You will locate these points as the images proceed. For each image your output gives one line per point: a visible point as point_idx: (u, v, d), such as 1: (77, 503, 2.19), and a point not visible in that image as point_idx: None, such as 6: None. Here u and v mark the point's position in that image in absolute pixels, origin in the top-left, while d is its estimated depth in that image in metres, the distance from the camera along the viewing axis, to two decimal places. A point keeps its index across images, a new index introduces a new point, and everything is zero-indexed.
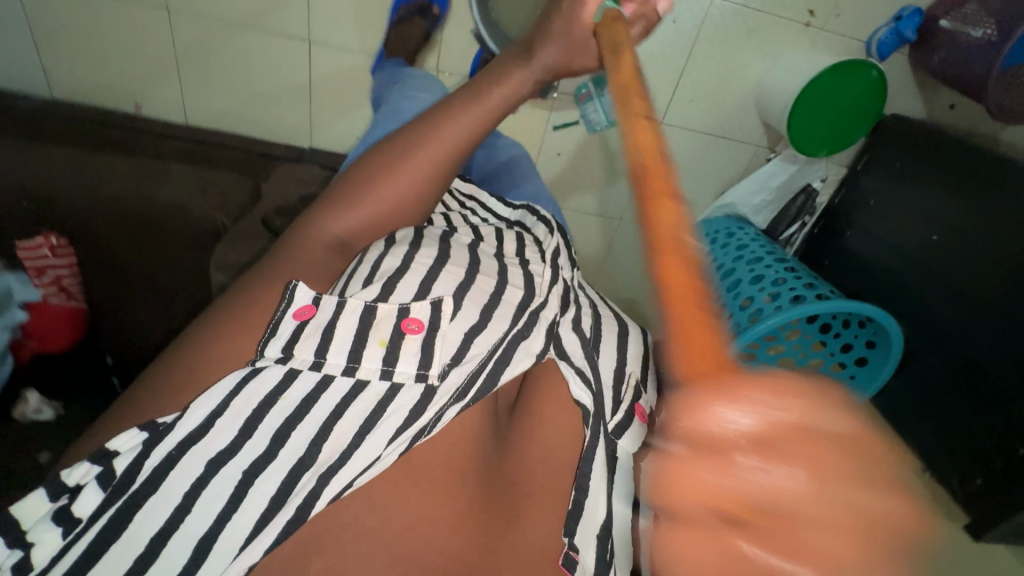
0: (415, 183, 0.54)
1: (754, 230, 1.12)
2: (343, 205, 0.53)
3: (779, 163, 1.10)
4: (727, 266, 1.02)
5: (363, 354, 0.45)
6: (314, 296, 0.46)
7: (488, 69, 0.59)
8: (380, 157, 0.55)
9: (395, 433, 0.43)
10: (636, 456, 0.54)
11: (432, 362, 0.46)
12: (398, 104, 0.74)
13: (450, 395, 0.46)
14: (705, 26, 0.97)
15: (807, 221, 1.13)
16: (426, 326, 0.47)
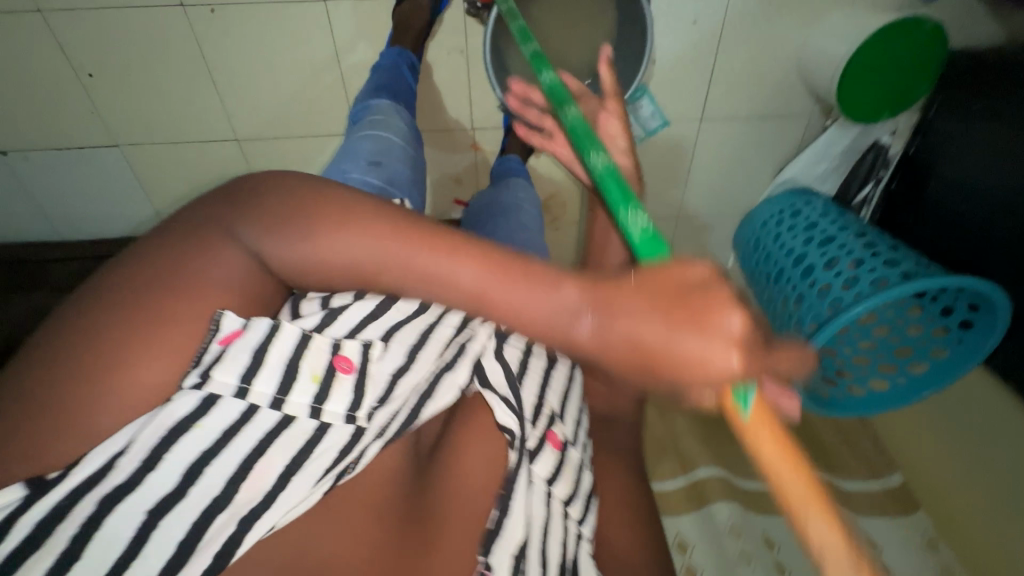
0: (330, 254, 0.43)
1: (822, 202, 1.06)
2: (259, 219, 0.44)
3: (837, 130, 1.04)
4: (798, 253, 1.01)
5: (294, 388, 0.44)
6: (245, 322, 0.43)
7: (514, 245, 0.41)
8: (315, 205, 0.44)
9: (321, 473, 0.44)
10: (548, 480, 0.56)
11: (361, 404, 0.46)
12: (359, 143, 0.73)
13: (380, 436, 0.47)
14: (729, 17, 0.93)
15: (882, 177, 1.05)
16: (357, 366, 0.47)
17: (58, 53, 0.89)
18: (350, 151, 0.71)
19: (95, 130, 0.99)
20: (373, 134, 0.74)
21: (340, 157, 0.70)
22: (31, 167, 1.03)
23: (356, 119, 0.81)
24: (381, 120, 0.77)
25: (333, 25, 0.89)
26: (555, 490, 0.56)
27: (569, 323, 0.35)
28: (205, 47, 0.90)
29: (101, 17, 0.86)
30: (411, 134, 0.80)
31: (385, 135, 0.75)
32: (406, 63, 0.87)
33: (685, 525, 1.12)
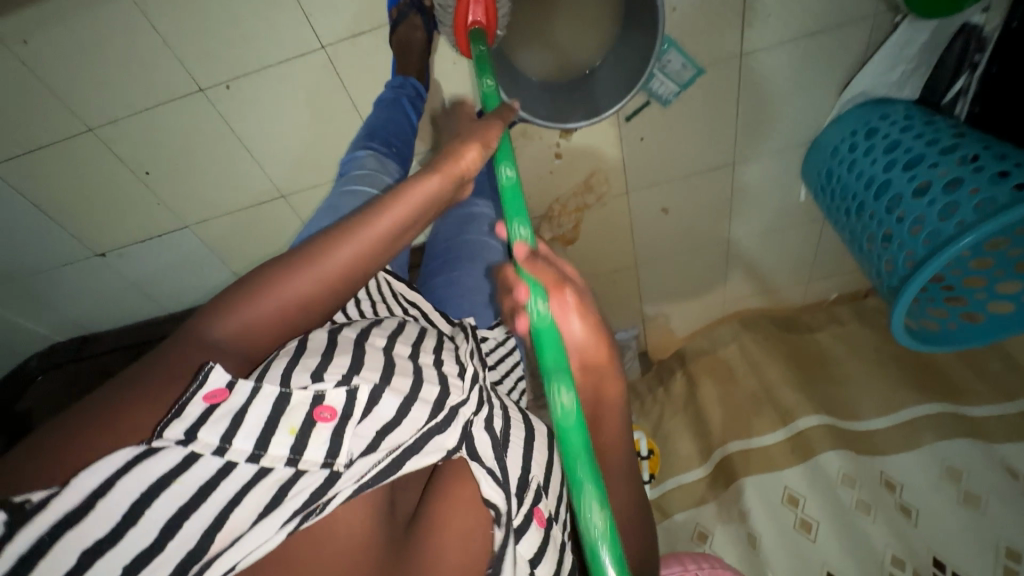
0: (341, 269, 0.46)
1: (901, 110, 0.93)
2: (246, 311, 0.43)
3: (910, 27, 0.89)
4: (880, 180, 0.90)
5: (271, 441, 0.41)
6: (230, 378, 0.40)
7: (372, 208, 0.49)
8: (312, 245, 0.46)
9: (288, 515, 0.38)
10: (531, 561, 0.50)
11: (340, 450, 0.42)
12: (334, 201, 0.65)
13: (357, 485, 0.42)
14: None
15: (980, 62, 0.87)
16: (339, 414, 0.43)
17: (116, 161, 0.98)
18: (331, 206, 0.63)
19: (165, 218, 1.08)
20: (361, 179, 0.67)
21: (319, 212, 0.63)
22: (127, 261, 1.15)
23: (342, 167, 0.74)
24: (375, 161, 0.71)
25: (339, 70, 0.90)
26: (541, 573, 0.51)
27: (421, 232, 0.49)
28: (232, 121, 0.94)
29: (140, 120, 0.93)
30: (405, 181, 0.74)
31: (376, 178, 0.68)
32: (407, 97, 0.81)
33: (792, 478, 1.10)
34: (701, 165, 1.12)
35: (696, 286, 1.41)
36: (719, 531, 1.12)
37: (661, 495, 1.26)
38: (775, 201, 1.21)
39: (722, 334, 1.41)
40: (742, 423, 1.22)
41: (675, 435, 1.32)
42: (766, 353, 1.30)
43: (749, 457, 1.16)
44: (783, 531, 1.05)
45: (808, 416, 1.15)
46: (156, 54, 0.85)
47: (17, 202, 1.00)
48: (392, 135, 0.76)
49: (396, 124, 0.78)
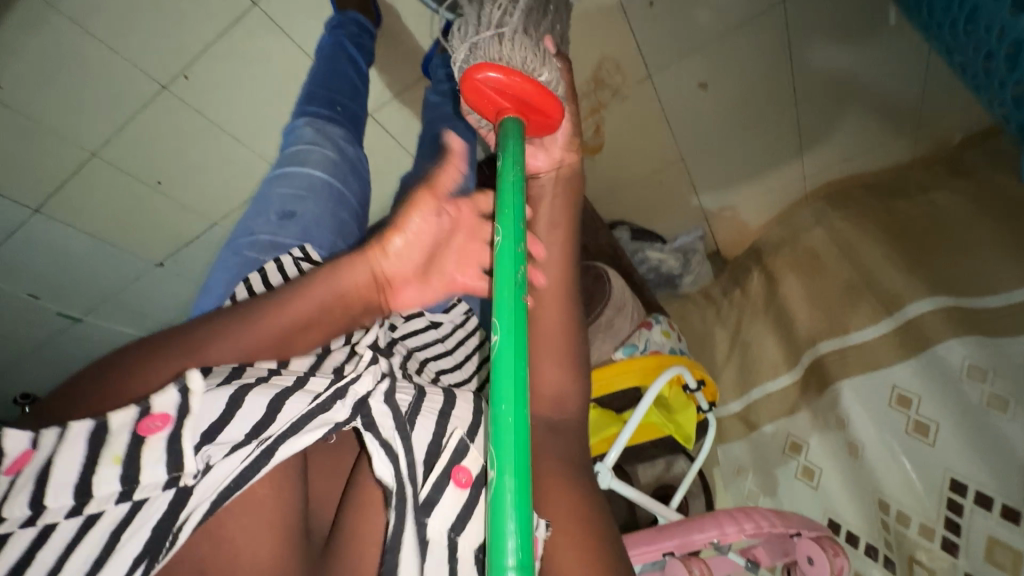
0: (225, 361, 0.43)
1: None
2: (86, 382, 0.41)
3: None
4: None
5: (95, 482, 0.37)
6: (33, 437, 0.37)
7: (242, 307, 0.44)
8: (203, 325, 0.43)
9: (134, 560, 0.35)
10: (450, 530, 0.48)
11: (183, 460, 0.38)
12: (265, 190, 0.64)
13: (213, 498, 0.38)
14: None
15: None
16: (172, 418, 0.39)
17: (128, 178, 1.01)
18: (264, 191, 0.64)
19: (193, 221, 1.12)
20: (295, 156, 0.66)
21: (255, 206, 0.63)
22: (182, 264, 1.23)
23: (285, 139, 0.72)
24: (311, 130, 0.69)
25: (280, 22, 0.84)
26: (464, 539, 0.49)
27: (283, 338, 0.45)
28: (207, 111, 0.92)
29: (129, 133, 0.93)
30: (345, 142, 0.72)
31: (311, 153, 0.66)
32: (347, 38, 0.76)
33: (901, 375, 0.92)
34: (736, 16, 0.91)
35: (763, 165, 1.18)
36: (814, 441, 1.01)
37: (745, 407, 1.15)
38: (845, 36, 0.96)
39: (804, 215, 1.19)
40: (834, 318, 1.05)
41: (757, 342, 1.18)
42: (863, 231, 1.07)
43: (843, 357, 1.01)
44: (892, 437, 0.91)
45: (919, 301, 0.94)
46: (109, 61, 0.83)
47: (70, 235, 1.08)
48: (333, 91, 0.73)
49: (339, 76, 0.74)
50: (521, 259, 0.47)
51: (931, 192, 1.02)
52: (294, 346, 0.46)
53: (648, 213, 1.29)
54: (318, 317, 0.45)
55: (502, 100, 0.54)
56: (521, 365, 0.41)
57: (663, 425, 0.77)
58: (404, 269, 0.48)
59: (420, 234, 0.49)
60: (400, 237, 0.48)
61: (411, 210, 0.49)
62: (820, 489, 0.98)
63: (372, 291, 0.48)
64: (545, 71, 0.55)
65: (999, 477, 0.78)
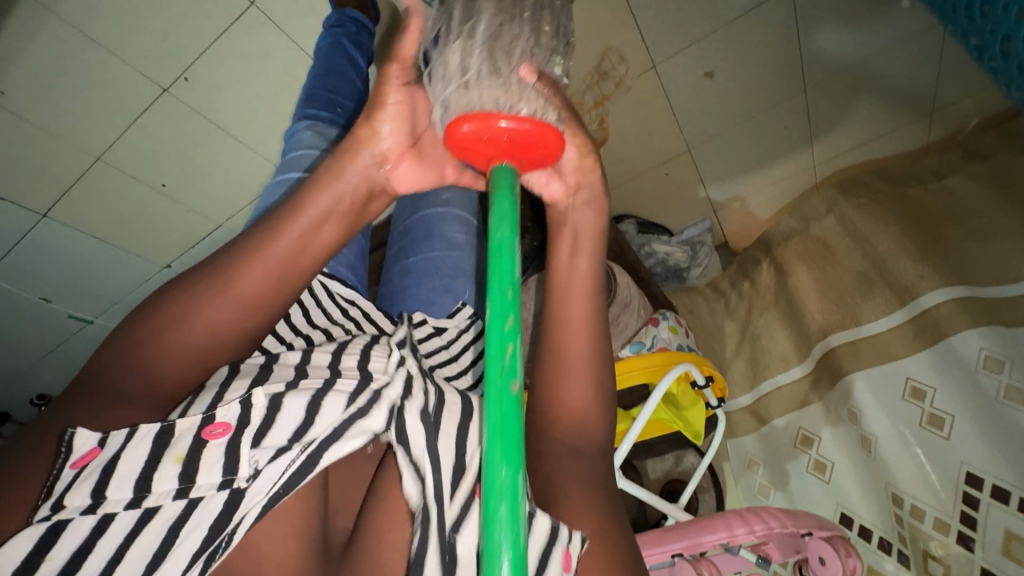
0: (259, 286, 0.44)
1: None
2: (134, 367, 0.42)
3: None
4: None
5: (154, 478, 0.38)
6: (101, 436, 0.38)
7: (251, 228, 0.46)
8: (220, 260, 0.45)
9: (189, 559, 0.36)
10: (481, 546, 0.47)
11: (237, 464, 0.39)
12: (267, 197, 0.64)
13: (263, 500, 0.39)
14: None
15: None
16: (234, 427, 0.41)
17: (133, 181, 1.01)
18: (266, 193, 0.65)
19: (200, 223, 1.13)
20: (299, 154, 0.67)
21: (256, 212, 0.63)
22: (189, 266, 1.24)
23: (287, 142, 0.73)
24: (314, 129, 0.70)
25: (277, 20, 0.83)
26: None
27: (302, 244, 0.45)
28: (208, 113, 0.92)
29: (133, 136, 0.93)
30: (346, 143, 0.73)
31: (315, 151, 0.67)
32: (346, 36, 0.78)
33: (914, 367, 0.91)
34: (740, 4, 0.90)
35: (772, 154, 1.16)
36: (826, 434, 1.00)
37: (755, 401, 1.14)
38: (853, 20, 0.94)
39: (814, 204, 1.16)
40: (846, 309, 1.04)
41: (767, 334, 1.16)
42: (875, 220, 1.05)
43: (854, 349, 0.99)
44: (906, 430, 0.90)
45: (932, 292, 0.92)
46: (110, 65, 0.83)
47: (79, 239, 1.09)
48: (335, 92, 0.75)
49: (339, 74, 0.76)
50: (517, 335, 0.33)
51: (945, 178, 0.99)
52: (320, 251, 0.45)
53: (654, 204, 1.27)
54: (327, 213, 0.45)
55: (484, 151, 0.42)
56: (512, 459, 0.30)
57: (672, 421, 0.76)
58: (397, 144, 0.47)
59: (395, 113, 0.46)
60: (382, 124, 0.46)
61: (380, 93, 0.46)
62: (832, 483, 0.97)
63: (371, 175, 0.47)
64: (523, 106, 0.43)
65: (1017, 470, 0.76)
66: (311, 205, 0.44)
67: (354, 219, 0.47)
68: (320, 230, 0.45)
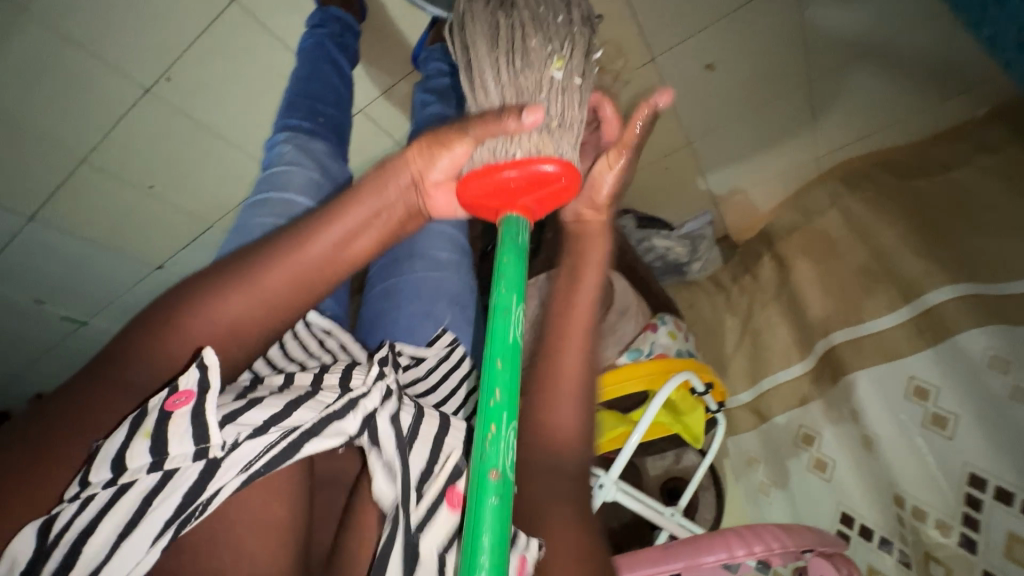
0: (282, 282, 0.51)
1: None
2: (156, 363, 0.48)
3: None
4: None
5: (129, 455, 0.41)
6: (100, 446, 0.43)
7: (305, 218, 0.55)
8: (266, 252, 0.52)
9: (161, 527, 0.40)
10: (442, 548, 0.49)
11: (207, 433, 0.42)
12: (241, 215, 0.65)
13: (240, 474, 0.43)
14: None
15: None
16: (193, 393, 0.43)
17: (120, 184, 0.99)
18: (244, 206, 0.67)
19: (189, 224, 1.10)
20: (276, 170, 0.69)
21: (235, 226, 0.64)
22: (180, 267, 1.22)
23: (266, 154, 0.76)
24: (293, 143, 0.72)
25: (262, 18, 0.80)
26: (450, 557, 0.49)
27: (348, 243, 0.54)
28: (193, 112, 0.89)
29: (116, 138, 0.91)
30: (329, 152, 0.76)
31: (295, 163, 0.70)
32: (329, 38, 0.80)
33: (918, 365, 0.90)
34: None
35: (776, 146, 1.13)
36: (827, 432, 0.99)
37: (756, 397, 1.13)
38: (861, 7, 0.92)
39: (817, 197, 1.13)
40: (850, 304, 1.02)
41: (769, 330, 1.14)
42: (880, 215, 1.02)
43: (857, 347, 0.98)
44: (910, 429, 0.88)
45: (938, 289, 0.90)
46: (88, 67, 0.80)
47: (71, 243, 1.08)
48: (315, 99, 0.78)
49: (318, 80, 0.78)
50: (494, 409, 0.46)
51: (953, 169, 0.96)
52: (351, 258, 0.54)
53: (654, 197, 1.25)
54: (374, 226, 0.55)
55: (495, 200, 0.57)
56: (500, 513, 0.42)
57: (671, 426, 0.74)
58: (440, 178, 0.58)
59: (448, 163, 0.58)
60: (440, 159, 0.57)
61: (449, 141, 0.57)
62: (833, 481, 0.96)
63: (411, 195, 0.58)
64: (519, 149, 0.55)
65: (1021, 472, 0.75)
66: (360, 209, 0.55)
67: (395, 232, 0.57)
68: (366, 237, 0.55)
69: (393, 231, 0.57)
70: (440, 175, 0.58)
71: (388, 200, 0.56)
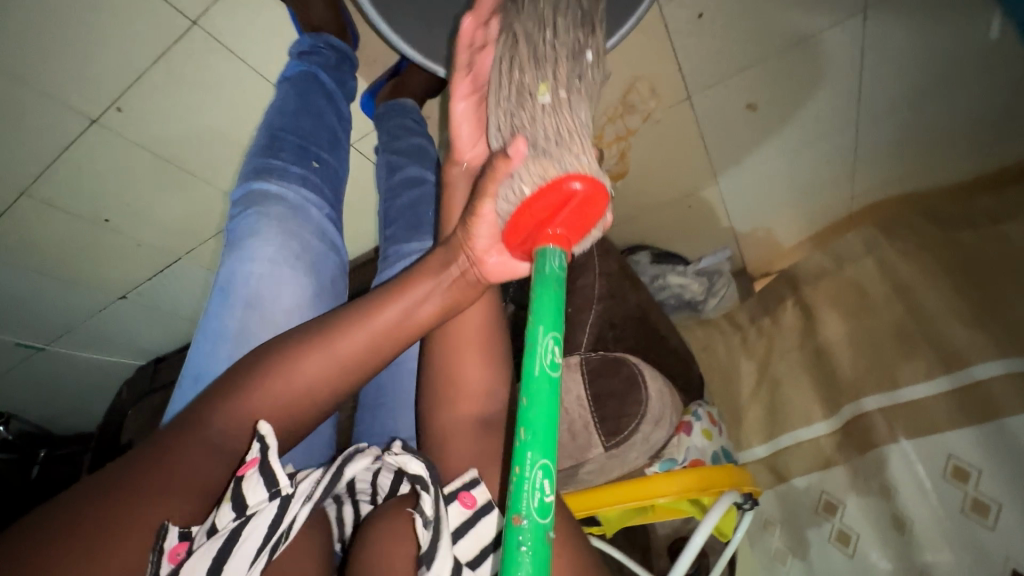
0: (357, 349, 0.52)
1: None
2: (231, 411, 0.48)
3: None
4: None
5: (216, 518, 0.43)
6: (184, 530, 0.42)
7: (376, 286, 0.56)
8: (334, 315, 0.54)
9: (255, 554, 0.42)
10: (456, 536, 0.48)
11: (277, 475, 0.45)
12: (220, 309, 0.58)
13: (308, 501, 0.47)
14: None
15: None
16: (258, 452, 0.46)
17: (72, 218, 0.88)
18: (218, 299, 0.59)
19: (156, 256, 1.00)
20: (257, 266, 0.58)
21: (218, 327, 0.57)
22: (149, 298, 1.10)
23: (236, 206, 0.63)
24: (276, 217, 0.61)
25: (228, 43, 0.72)
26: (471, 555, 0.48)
27: (418, 306, 0.55)
28: (152, 146, 0.81)
29: (59, 170, 0.80)
30: (321, 226, 0.65)
31: (280, 255, 0.60)
32: (324, 68, 0.72)
33: (957, 444, 0.82)
34: (785, 40, 0.80)
35: (808, 187, 1.04)
36: (851, 502, 0.92)
37: (772, 453, 1.06)
38: (914, 58, 0.81)
39: (851, 243, 1.05)
40: (883, 368, 0.94)
41: (790, 383, 1.07)
42: (923, 270, 0.93)
43: (891, 415, 0.91)
44: (946, 514, 0.82)
45: (987, 362, 0.82)
46: (22, 95, 0.70)
47: (23, 275, 0.97)
48: (307, 139, 0.68)
49: (313, 116, 0.69)
50: (519, 450, 0.41)
51: (1003, 222, 0.88)
52: (418, 325, 0.55)
53: (672, 233, 1.16)
54: (440, 294, 0.55)
55: (528, 241, 0.51)
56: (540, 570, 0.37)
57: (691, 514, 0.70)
58: (484, 241, 0.53)
59: (487, 227, 0.53)
60: (486, 210, 0.52)
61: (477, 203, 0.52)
62: (856, 557, 0.90)
63: (465, 263, 0.55)
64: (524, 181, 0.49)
65: None
66: (430, 272, 0.55)
67: (461, 299, 0.56)
68: (431, 309, 0.55)
69: (461, 293, 0.56)
70: (483, 240, 0.53)
71: (435, 263, 0.56)
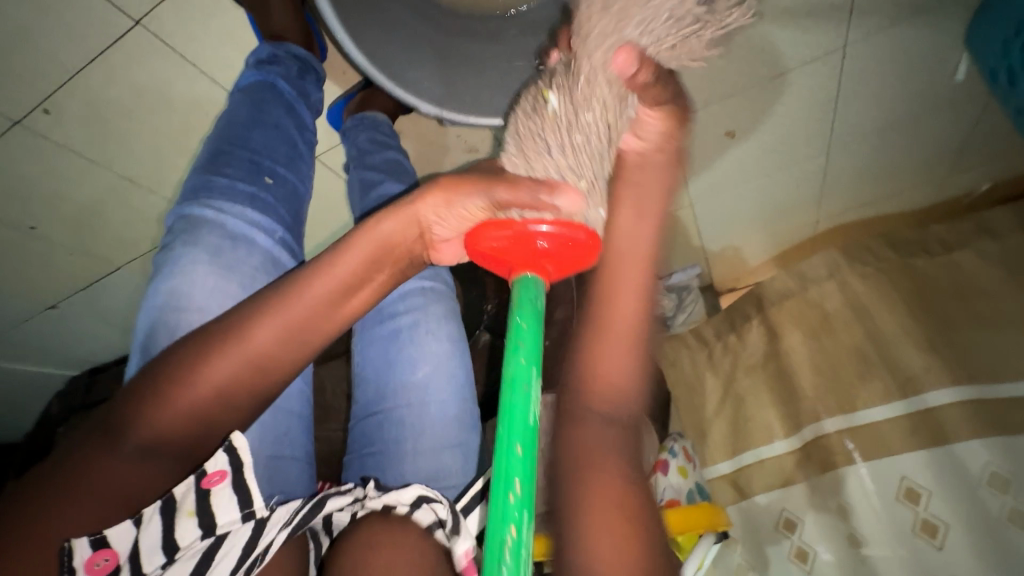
0: (271, 338, 0.47)
1: None
2: (144, 415, 0.43)
3: None
4: None
5: (177, 535, 0.44)
6: (95, 538, 0.40)
7: (297, 269, 0.51)
8: (247, 304, 0.48)
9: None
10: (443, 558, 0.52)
11: (252, 497, 0.48)
12: (148, 318, 0.52)
13: (285, 527, 0.49)
14: None
15: None
16: (229, 470, 0.46)
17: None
18: (144, 324, 0.52)
19: (92, 264, 0.92)
20: (187, 280, 0.53)
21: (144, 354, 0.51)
22: (83, 308, 1.01)
23: (168, 234, 0.57)
24: (210, 247, 0.55)
25: (177, 45, 0.69)
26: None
27: (352, 293, 0.51)
28: (85, 150, 0.76)
29: None
30: (270, 255, 0.60)
31: (216, 287, 0.54)
32: (284, 77, 0.70)
33: (911, 466, 0.85)
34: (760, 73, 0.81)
35: (774, 211, 1.07)
36: (810, 519, 0.95)
37: (735, 469, 1.08)
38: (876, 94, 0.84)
39: (815, 264, 1.08)
40: (840, 389, 0.97)
41: (753, 400, 1.09)
42: (880, 295, 0.97)
43: (851, 438, 0.93)
44: (897, 535, 0.85)
45: (940, 389, 0.85)
46: None
47: None
48: (258, 153, 0.63)
49: (265, 128, 0.65)
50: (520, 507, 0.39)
51: (955, 250, 0.92)
52: (348, 312, 0.52)
53: None
54: (376, 272, 0.52)
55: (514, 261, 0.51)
56: None
57: None
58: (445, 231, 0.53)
59: (459, 219, 0.52)
60: (446, 204, 0.52)
61: (462, 195, 0.51)
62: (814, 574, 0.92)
63: (415, 242, 0.54)
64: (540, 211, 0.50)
65: None
66: (369, 247, 0.51)
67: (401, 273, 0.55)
68: (370, 292, 0.53)
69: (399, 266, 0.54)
70: (445, 231, 0.53)
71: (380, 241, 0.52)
